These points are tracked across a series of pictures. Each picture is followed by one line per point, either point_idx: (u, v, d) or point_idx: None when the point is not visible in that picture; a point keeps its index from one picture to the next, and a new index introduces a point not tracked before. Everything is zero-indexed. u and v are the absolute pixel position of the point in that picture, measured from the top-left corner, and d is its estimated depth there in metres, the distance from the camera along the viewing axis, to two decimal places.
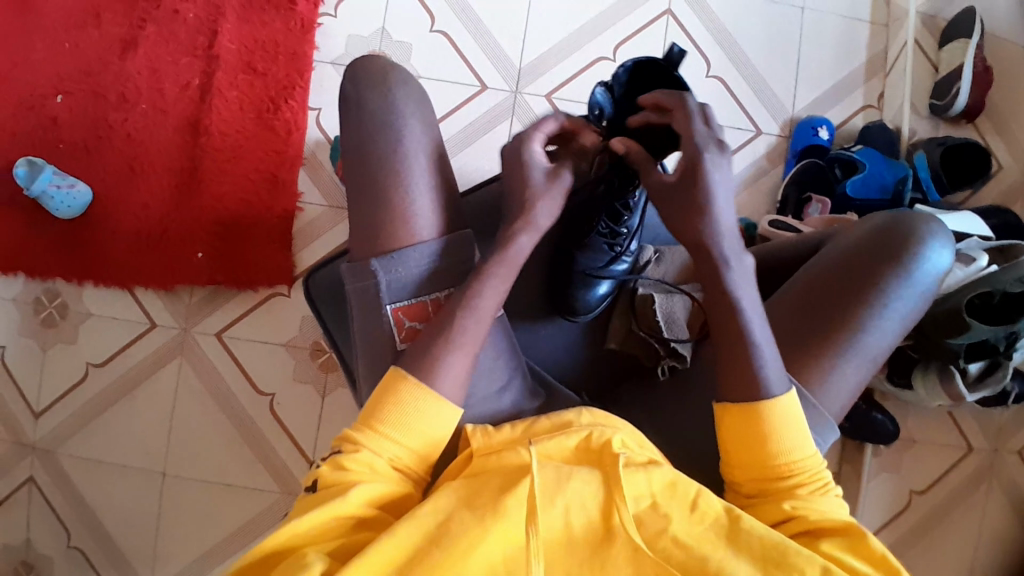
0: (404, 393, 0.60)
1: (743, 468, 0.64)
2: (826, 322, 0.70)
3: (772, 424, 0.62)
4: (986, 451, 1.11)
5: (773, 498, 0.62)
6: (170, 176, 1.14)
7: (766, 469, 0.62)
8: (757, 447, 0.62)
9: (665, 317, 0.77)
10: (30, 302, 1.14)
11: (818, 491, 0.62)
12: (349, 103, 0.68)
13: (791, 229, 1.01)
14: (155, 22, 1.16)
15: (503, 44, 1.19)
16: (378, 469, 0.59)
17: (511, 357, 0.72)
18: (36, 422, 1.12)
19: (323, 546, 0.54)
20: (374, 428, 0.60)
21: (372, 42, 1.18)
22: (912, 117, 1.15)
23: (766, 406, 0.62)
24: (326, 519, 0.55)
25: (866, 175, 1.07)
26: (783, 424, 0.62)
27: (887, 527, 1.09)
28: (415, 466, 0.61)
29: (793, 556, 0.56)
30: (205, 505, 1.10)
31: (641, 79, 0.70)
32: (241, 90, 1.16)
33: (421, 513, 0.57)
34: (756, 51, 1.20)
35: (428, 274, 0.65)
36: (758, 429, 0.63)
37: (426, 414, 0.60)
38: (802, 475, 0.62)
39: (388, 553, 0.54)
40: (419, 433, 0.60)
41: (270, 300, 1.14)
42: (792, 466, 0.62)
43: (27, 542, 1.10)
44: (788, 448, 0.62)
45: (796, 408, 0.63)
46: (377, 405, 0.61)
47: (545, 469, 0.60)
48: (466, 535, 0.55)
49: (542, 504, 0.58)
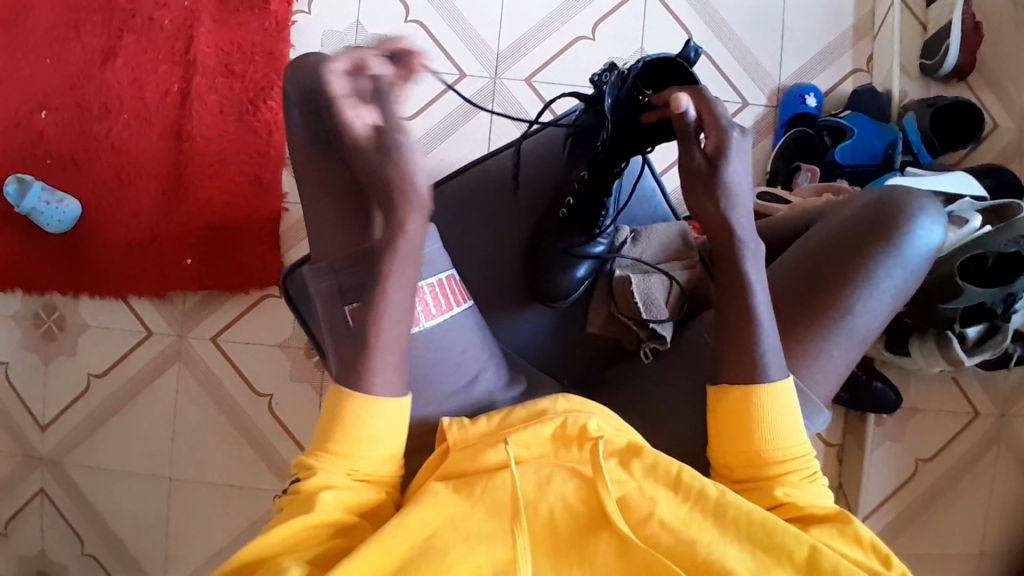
0: (346, 403, 0.60)
1: (731, 455, 0.62)
2: (808, 302, 0.68)
3: (763, 410, 0.61)
4: (993, 416, 1.09)
5: (763, 484, 0.61)
6: (156, 184, 1.15)
7: (755, 455, 0.61)
8: (747, 433, 0.61)
9: (643, 299, 0.76)
10: (29, 317, 1.16)
11: (806, 478, 0.61)
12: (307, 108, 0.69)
13: (780, 201, 0.99)
14: (132, 30, 1.17)
15: (480, 30, 1.17)
16: (338, 483, 0.59)
17: (482, 347, 0.71)
18: (43, 434, 1.14)
19: (300, 555, 0.55)
20: (326, 446, 0.60)
21: (349, 37, 1.18)
22: (902, 78, 1.12)
23: (759, 391, 0.61)
24: (293, 535, 0.56)
25: (854, 142, 1.05)
26: (776, 412, 0.61)
27: (893, 498, 1.07)
28: (374, 473, 0.60)
29: (780, 535, 0.55)
30: (211, 508, 1.11)
31: (654, 74, 0.65)
32: (221, 93, 1.16)
33: (408, 520, 0.57)
34: (739, 20, 1.17)
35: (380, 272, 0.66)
36: (749, 416, 0.61)
37: (370, 420, 0.60)
38: (791, 463, 0.61)
39: (374, 557, 0.54)
40: (368, 438, 0.60)
41: (263, 302, 1.15)
42: (781, 453, 0.61)
43: (42, 551, 1.13)
44: (779, 435, 0.61)
45: (789, 395, 0.62)
46: (324, 424, 0.60)
47: (526, 473, 0.60)
48: (449, 549, 0.55)
49: (527, 508, 0.58)
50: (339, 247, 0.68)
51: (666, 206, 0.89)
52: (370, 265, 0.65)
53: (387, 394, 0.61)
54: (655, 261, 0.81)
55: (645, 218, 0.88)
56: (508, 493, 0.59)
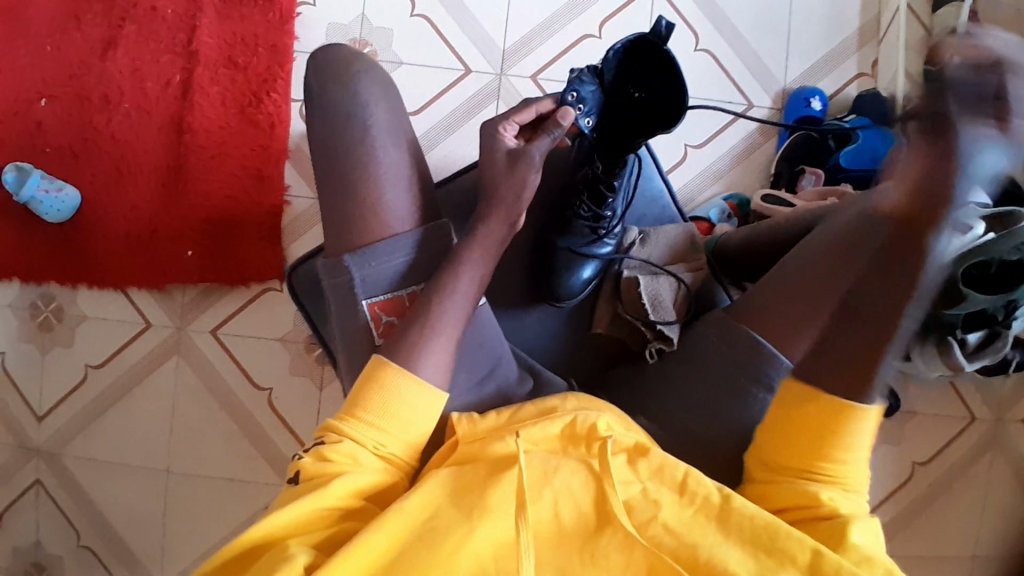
0: (388, 380, 0.61)
1: (793, 451, 0.61)
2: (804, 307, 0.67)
3: (840, 418, 0.59)
4: (989, 422, 1.10)
5: (806, 481, 0.60)
6: (155, 175, 1.14)
7: (816, 458, 0.60)
8: (818, 436, 0.59)
9: (651, 299, 0.77)
10: (26, 306, 1.14)
11: (856, 496, 0.60)
12: (320, 102, 0.70)
13: (785, 204, 1.00)
14: (133, 20, 1.15)
15: (486, 25, 1.17)
16: (364, 458, 0.59)
17: (494, 346, 0.72)
18: (39, 425, 1.13)
19: (307, 539, 0.54)
20: (359, 416, 0.61)
21: (354, 30, 1.17)
22: (907, 84, 1.13)
23: (851, 407, 0.58)
24: (308, 512, 0.55)
25: (859, 146, 1.04)
26: (859, 429, 0.59)
27: (890, 501, 1.08)
28: (397, 457, 0.61)
29: (783, 540, 0.55)
30: (209, 501, 1.11)
31: (634, 61, 0.71)
32: (223, 85, 1.15)
33: (407, 505, 0.57)
34: (746, 22, 1.17)
35: (405, 266, 0.68)
36: (831, 424, 0.59)
37: (410, 401, 0.61)
38: (842, 476, 0.60)
39: (375, 545, 0.54)
40: (404, 419, 0.61)
41: (264, 295, 1.14)
42: (836, 463, 0.60)
43: (37, 543, 1.12)
44: (842, 445, 0.59)
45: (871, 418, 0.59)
46: (361, 393, 0.61)
47: (533, 465, 0.60)
48: (453, 536, 0.55)
49: (531, 498, 0.58)
50: (349, 242, 0.68)
51: (673, 206, 0.88)
52: (442, 267, 0.67)
53: (434, 384, 0.62)
54: (662, 262, 0.83)
55: (652, 219, 0.87)
56: (515, 487, 0.58)
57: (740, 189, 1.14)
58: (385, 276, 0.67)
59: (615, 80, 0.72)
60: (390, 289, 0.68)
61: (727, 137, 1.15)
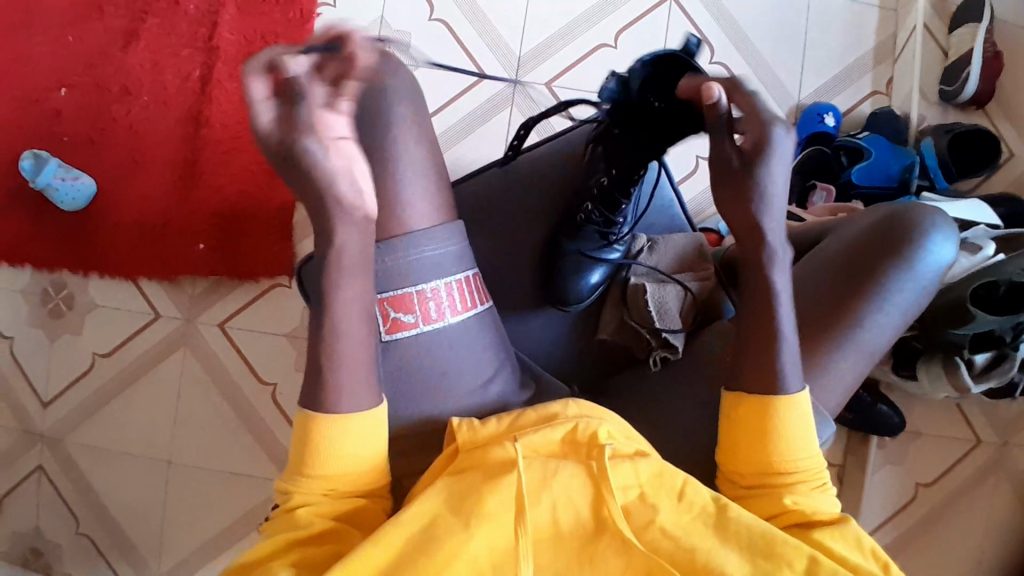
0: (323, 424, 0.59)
1: (747, 464, 0.62)
2: (803, 314, 0.69)
3: (781, 420, 0.61)
4: (995, 445, 1.09)
5: (773, 490, 0.61)
6: (171, 168, 1.15)
7: (767, 461, 0.61)
8: (765, 442, 0.61)
9: (657, 307, 0.76)
10: (37, 293, 1.16)
11: (823, 493, 0.61)
12: None
13: (796, 219, 0.99)
14: (156, 14, 1.17)
15: (503, 32, 1.18)
16: (322, 495, 0.59)
17: (499, 348, 0.73)
18: (44, 411, 1.14)
19: (287, 558, 0.55)
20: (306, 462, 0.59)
21: (372, 32, 1.18)
22: (921, 103, 1.13)
23: (779, 401, 0.61)
24: (273, 549, 0.56)
25: (872, 162, 1.05)
26: (789, 423, 0.61)
27: (891, 521, 1.07)
28: (356, 488, 0.60)
29: (781, 546, 0.56)
30: (208, 493, 1.11)
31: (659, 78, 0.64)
32: (240, 81, 1.16)
33: (405, 515, 0.57)
34: (761, 37, 1.18)
35: (414, 264, 0.67)
36: (768, 422, 0.61)
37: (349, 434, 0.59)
38: (802, 473, 0.61)
39: (372, 558, 0.54)
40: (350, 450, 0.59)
41: (272, 291, 1.15)
42: (795, 465, 0.61)
43: (36, 529, 1.13)
44: (792, 445, 0.61)
45: (808, 409, 0.62)
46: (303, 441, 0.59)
47: (532, 469, 0.60)
48: (449, 544, 0.55)
49: (529, 504, 0.58)
50: None
51: (683, 216, 0.89)
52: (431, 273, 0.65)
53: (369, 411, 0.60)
54: (669, 271, 0.82)
55: (661, 228, 0.88)
56: (517, 493, 0.58)
57: None
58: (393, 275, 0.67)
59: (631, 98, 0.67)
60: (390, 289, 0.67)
61: None
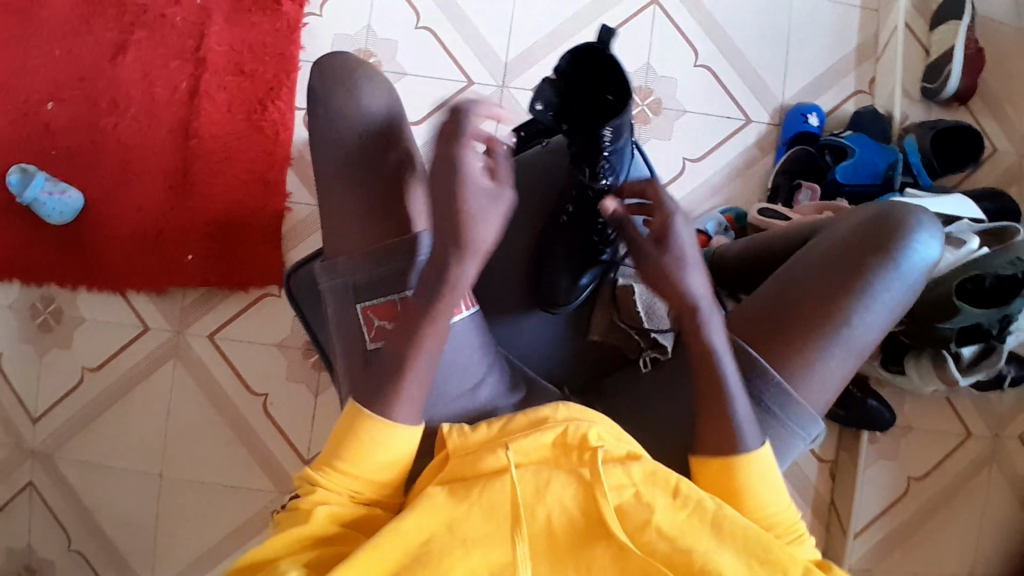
0: (361, 431, 0.62)
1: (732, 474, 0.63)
2: (791, 311, 0.69)
3: (745, 481, 0.62)
4: (986, 438, 1.10)
5: None
6: (160, 179, 1.15)
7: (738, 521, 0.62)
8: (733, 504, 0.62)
9: (646, 309, 0.79)
10: (26, 307, 1.15)
11: (800, 541, 0.62)
12: (320, 102, 0.73)
13: (781, 217, 1.00)
14: (143, 26, 1.17)
15: (490, 38, 1.19)
16: (338, 499, 0.62)
17: (486, 351, 0.72)
18: (34, 426, 1.13)
19: (298, 559, 0.57)
20: (333, 464, 0.62)
21: (359, 41, 1.19)
22: (904, 102, 1.14)
23: (739, 462, 0.62)
24: (285, 545, 0.58)
25: (855, 161, 1.06)
26: (760, 479, 0.62)
27: (885, 516, 1.08)
28: (376, 494, 0.63)
29: (775, 550, 0.57)
30: (202, 506, 1.10)
31: (584, 69, 0.73)
32: (229, 91, 1.16)
33: (404, 527, 0.58)
34: (746, 38, 1.19)
35: (387, 273, 0.67)
36: (732, 484, 0.62)
37: (386, 444, 0.62)
38: (775, 528, 0.62)
39: (372, 566, 0.56)
40: (378, 460, 0.62)
41: (262, 301, 1.14)
42: (767, 521, 0.62)
43: (28, 545, 1.12)
44: (760, 503, 0.62)
45: (771, 465, 0.63)
46: (338, 443, 0.63)
47: (524, 478, 0.60)
48: (446, 557, 0.57)
49: (524, 513, 0.59)
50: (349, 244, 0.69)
51: None
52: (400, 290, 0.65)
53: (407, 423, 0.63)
54: None
55: None
56: (512, 506, 0.59)
57: (738, 203, 1.15)
58: (388, 281, 0.67)
59: (571, 84, 0.74)
60: (387, 292, 0.67)
61: (724, 152, 1.16)
